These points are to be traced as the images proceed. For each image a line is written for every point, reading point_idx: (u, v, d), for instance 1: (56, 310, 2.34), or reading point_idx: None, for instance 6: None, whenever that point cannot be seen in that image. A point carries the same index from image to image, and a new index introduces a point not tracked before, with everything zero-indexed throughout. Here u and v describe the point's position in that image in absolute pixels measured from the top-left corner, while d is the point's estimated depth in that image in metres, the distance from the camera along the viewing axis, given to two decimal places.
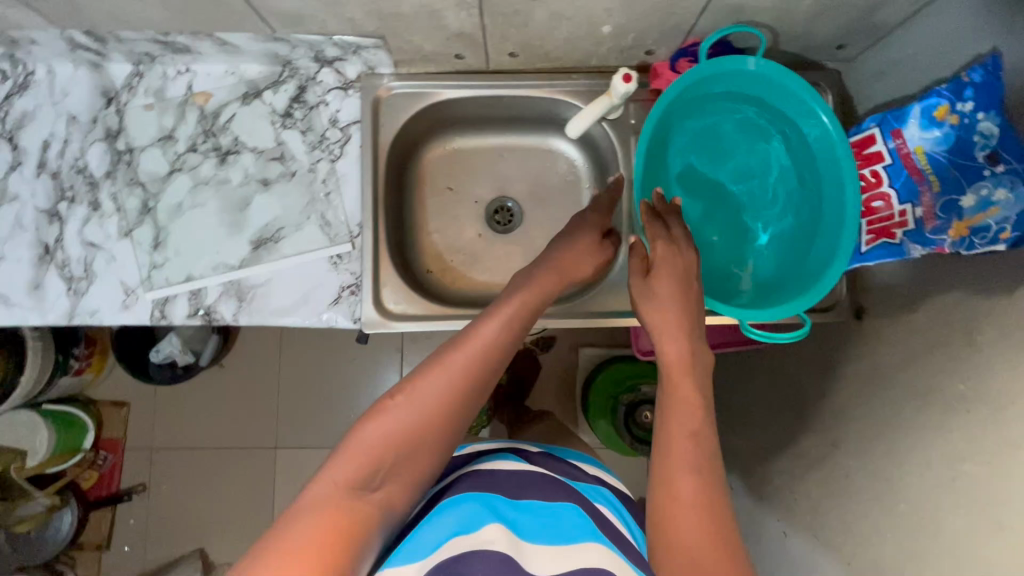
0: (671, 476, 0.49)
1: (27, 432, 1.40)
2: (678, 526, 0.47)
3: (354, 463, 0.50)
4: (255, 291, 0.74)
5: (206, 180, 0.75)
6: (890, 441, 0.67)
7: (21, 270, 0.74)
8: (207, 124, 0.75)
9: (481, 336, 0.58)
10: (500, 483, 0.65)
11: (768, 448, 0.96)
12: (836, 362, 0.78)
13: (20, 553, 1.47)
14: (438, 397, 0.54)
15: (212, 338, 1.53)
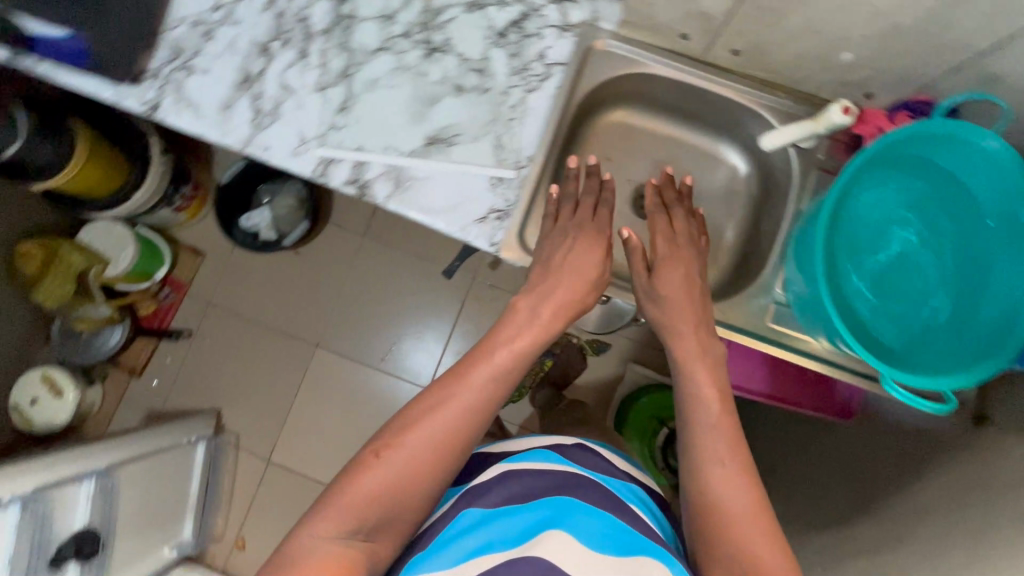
0: (705, 466, 0.65)
1: (117, 243, 1.48)
2: (730, 506, 0.63)
3: (365, 489, 0.62)
4: (413, 183, 0.77)
5: (407, 67, 0.78)
6: (979, 539, 0.68)
7: (217, 86, 0.78)
8: (427, 18, 0.78)
9: (456, 399, 0.67)
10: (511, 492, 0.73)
11: (822, 518, 0.97)
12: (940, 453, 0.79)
13: (68, 350, 1.55)
14: (417, 450, 0.64)
15: (303, 223, 1.60)
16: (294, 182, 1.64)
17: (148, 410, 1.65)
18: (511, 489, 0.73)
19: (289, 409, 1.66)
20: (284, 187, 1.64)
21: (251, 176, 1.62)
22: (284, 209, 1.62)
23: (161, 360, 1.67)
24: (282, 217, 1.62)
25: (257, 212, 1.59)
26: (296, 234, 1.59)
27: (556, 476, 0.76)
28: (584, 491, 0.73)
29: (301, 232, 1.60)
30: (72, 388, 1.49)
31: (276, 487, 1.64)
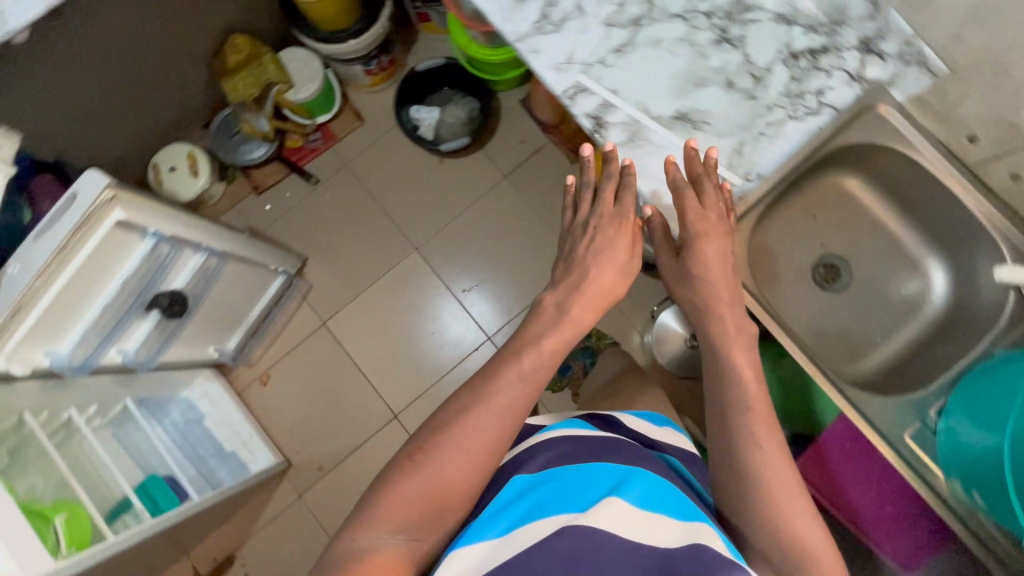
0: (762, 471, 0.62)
1: (307, 75, 1.59)
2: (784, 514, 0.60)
3: (409, 499, 0.58)
4: (643, 145, 0.78)
5: (694, 43, 0.79)
6: None
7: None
8: (735, 8, 0.79)
9: (501, 399, 0.63)
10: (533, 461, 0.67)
11: None
12: None
13: (218, 143, 1.67)
14: (474, 446, 0.61)
15: (463, 136, 1.63)
16: (475, 100, 1.70)
17: (249, 227, 1.74)
18: (554, 453, 0.68)
19: (364, 287, 1.72)
20: (464, 100, 1.71)
21: (439, 76, 1.71)
22: (451, 118, 1.70)
23: (281, 191, 1.75)
24: (449, 124, 1.70)
25: (428, 109, 1.68)
26: (453, 143, 1.62)
27: (593, 442, 0.71)
28: (625, 455, 0.69)
29: (458, 143, 1.63)
30: (206, 175, 1.62)
31: (319, 349, 1.70)
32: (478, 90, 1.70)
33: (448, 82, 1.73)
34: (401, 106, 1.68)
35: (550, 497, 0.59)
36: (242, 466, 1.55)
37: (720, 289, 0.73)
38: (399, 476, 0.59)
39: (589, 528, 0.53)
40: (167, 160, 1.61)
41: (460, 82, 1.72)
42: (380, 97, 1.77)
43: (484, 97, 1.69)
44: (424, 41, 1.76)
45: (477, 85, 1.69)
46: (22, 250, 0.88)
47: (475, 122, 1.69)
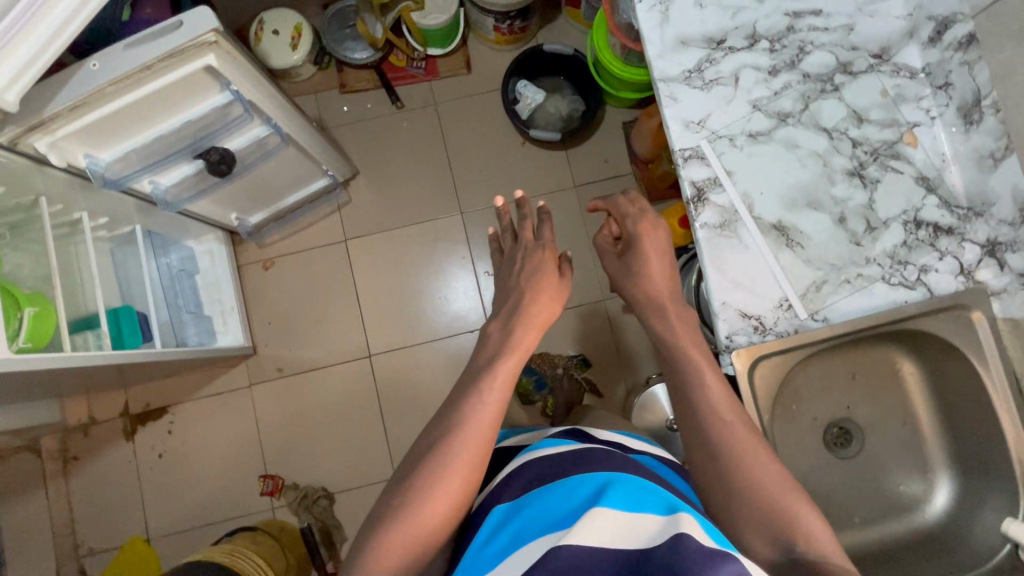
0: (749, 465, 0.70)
1: (440, 5, 1.55)
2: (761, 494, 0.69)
3: (404, 537, 0.70)
4: (730, 237, 0.75)
5: (828, 163, 0.75)
6: None
7: (694, 24, 0.78)
8: (883, 149, 0.75)
9: (478, 428, 0.78)
10: (511, 488, 0.74)
11: None
12: None
13: (328, 28, 1.64)
14: (455, 476, 0.74)
15: (556, 132, 1.59)
16: (582, 103, 1.65)
17: (320, 119, 1.72)
18: (526, 477, 0.75)
19: (398, 224, 1.70)
20: (572, 98, 1.67)
21: (560, 64, 1.66)
22: (552, 108, 1.66)
23: (364, 100, 1.73)
24: (547, 114, 1.66)
25: (534, 90, 1.64)
26: (543, 134, 1.59)
27: (560, 457, 0.76)
28: (590, 462, 0.74)
29: (547, 136, 1.59)
30: (303, 53, 1.61)
31: (330, 261, 1.68)
32: (590, 95, 1.65)
33: (565, 74, 1.69)
34: (512, 77, 1.64)
35: (527, 526, 0.65)
36: (212, 334, 1.55)
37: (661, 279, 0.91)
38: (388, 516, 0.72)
39: (559, 548, 0.57)
40: (274, 22, 1.60)
41: (577, 80, 1.68)
42: (496, 57, 1.73)
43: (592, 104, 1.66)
44: (561, 26, 1.72)
45: (591, 90, 1.64)
46: (107, 52, 0.86)
47: (572, 123, 1.66)
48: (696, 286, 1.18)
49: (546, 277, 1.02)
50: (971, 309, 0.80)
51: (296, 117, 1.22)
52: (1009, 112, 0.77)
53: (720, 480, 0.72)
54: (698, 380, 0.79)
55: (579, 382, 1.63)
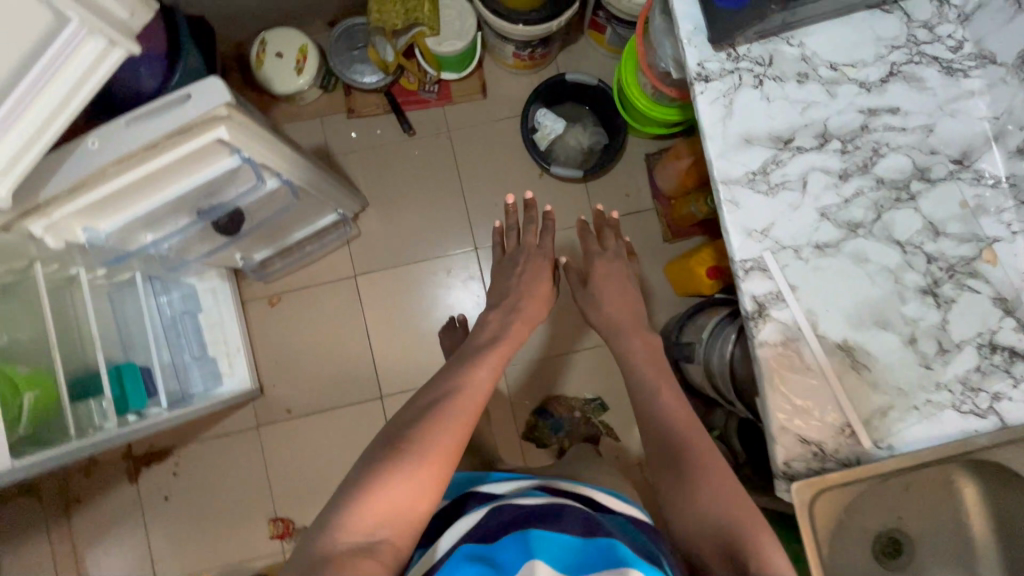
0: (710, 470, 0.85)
1: (456, 31, 1.45)
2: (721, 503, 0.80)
3: (399, 477, 0.69)
4: (793, 357, 0.70)
5: (900, 280, 0.70)
6: None
7: (760, 120, 0.71)
8: (965, 266, 0.69)
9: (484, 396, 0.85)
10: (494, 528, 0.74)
11: None
12: None
13: (335, 48, 1.54)
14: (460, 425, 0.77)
15: (577, 170, 1.52)
16: (604, 137, 1.58)
17: (327, 146, 1.63)
18: (503, 522, 0.75)
19: (410, 258, 1.63)
20: (594, 130, 1.59)
21: (582, 93, 1.57)
22: (572, 140, 1.58)
23: (373, 125, 1.63)
24: (566, 146, 1.59)
25: (555, 121, 1.55)
26: (563, 171, 1.52)
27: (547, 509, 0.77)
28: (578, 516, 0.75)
29: (568, 174, 1.52)
30: (309, 77, 1.51)
31: (339, 298, 1.62)
32: (612, 126, 1.57)
33: (587, 103, 1.60)
34: (532, 105, 1.55)
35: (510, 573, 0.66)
36: (217, 377, 1.49)
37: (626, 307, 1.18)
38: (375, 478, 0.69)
39: None
40: (277, 43, 1.49)
41: (599, 109, 1.59)
42: (512, 81, 1.64)
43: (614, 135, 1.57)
44: (582, 49, 1.63)
45: (613, 121, 1.56)
46: (106, 128, 0.78)
47: (593, 157, 1.60)
48: (732, 355, 1.12)
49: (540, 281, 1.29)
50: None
51: (305, 166, 1.13)
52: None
53: (684, 492, 0.83)
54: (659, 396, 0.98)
55: (594, 425, 1.59)
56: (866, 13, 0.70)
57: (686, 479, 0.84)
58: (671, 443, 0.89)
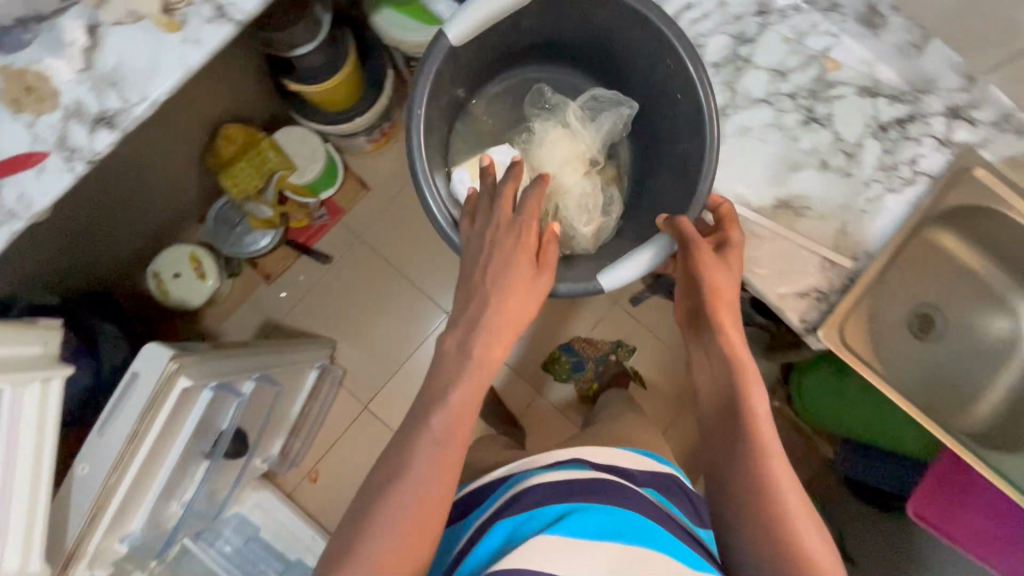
0: (765, 461, 0.72)
1: (308, 156, 1.49)
2: (785, 491, 0.71)
3: (418, 506, 0.67)
4: (756, 234, 0.89)
5: (786, 126, 0.94)
6: None
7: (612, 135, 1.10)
8: (819, 87, 0.94)
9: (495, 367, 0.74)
10: (545, 491, 0.80)
11: None
12: None
13: (219, 236, 1.57)
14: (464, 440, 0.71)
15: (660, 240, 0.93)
16: (630, 106, 1.13)
17: (267, 318, 1.64)
18: (539, 493, 0.80)
19: (402, 361, 1.65)
20: (590, 107, 1.16)
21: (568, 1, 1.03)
22: (570, 150, 1.10)
23: (294, 274, 1.66)
24: (564, 159, 1.10)
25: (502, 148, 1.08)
26: (632, 266, 0.94)
27: (532, 493, 0.80)
28: (610, 494, 0.80)
29: (643, 261, 0.94)
30: (214, 275, 1.52)
31: (363, 432, 1.62)
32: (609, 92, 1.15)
33: (588, 51, 1.15)
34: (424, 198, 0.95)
35: (581, 527, 0.71)
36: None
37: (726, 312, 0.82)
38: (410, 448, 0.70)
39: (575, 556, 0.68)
40: (168, 266, 1.50)
41: (616, 45, 1.08)
42: (381, 161, 1.69)
43: (678, 94, 1.00)
44: None
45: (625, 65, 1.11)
46: (87, 450, 0.80)
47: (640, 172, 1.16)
48: None
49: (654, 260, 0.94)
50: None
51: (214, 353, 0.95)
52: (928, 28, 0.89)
53: (743, 489, 0.72)
54: (755, 435, 0.74)
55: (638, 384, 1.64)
56: None
57: (737, 491, 0.73)
58: (741, 474, 0.73)
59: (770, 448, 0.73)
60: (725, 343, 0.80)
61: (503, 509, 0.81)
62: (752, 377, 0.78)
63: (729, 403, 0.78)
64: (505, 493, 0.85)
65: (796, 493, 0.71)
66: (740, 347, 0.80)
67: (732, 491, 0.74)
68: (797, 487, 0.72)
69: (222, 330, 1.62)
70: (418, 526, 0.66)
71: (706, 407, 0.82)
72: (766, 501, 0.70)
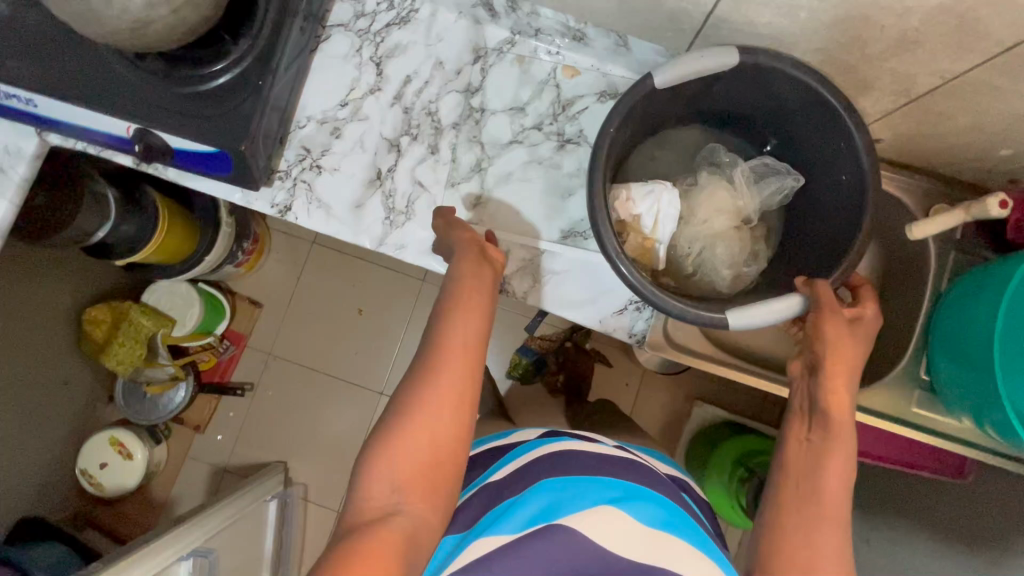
0: (824, 481, 0.56)
1: (182, 304, 1.47)
2: (826, 507, 0.55)
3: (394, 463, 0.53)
4: (551, 277, 0.76)
5: (536, 158, 0.77)
6: (1003, 541, 0.85)
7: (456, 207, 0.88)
8: (558, 109, 0.77)
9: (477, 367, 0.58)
10: (567, 464, 0.62)
11: (883, 514, 1.09)
12: (1005, 489, 0.88)
13: (132, 410, 1.54)
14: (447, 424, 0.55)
15: (795, 301, 0.65)
16: (794, 175, 0.74)
17: (213, 466, 1.63)
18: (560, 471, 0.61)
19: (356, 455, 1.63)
20: (759, 170, 0.76)
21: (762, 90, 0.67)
22: (725, 205, 0.75)
23: (222, 414, 1.65)
24: (710, 210, 0.75)
25: (664, 192, 0.71)
26: (772, 310, 0.64)
27: (566, 457, 0.63)
28: (641, 476, 0.63)
29: (787, 309, 0.64)
30: (141, 448, 1.50)
31: None
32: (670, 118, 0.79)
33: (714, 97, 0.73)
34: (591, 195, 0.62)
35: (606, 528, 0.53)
36: None
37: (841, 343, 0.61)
38: (435, 366, 0.56)
39: (554, 542, 0.52)
40: (91, 460, 1.46)
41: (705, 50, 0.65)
42: (264, 274, 1.68)
43: (839, 143, 0.65)
44: None
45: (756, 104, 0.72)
46: None
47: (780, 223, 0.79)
48: None
49: (764, 315, 0.64)
50: (866, 112, 0.67)
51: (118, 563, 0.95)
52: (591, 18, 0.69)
53: (793, 498, 0.56)
54: (819, 453, 0.57)
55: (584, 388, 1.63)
56: (318, 53, 0.78)
57: (790, 506, 0.56)
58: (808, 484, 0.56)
59: (829, 505, 0.55)
60: (819, 396, 0.59)
61: (525, 472, 0.63)
62: (839, 430, 0.58)
63: (811, 462, 0.57)
64: (532, 451, 0.67)
65: (838, 566, 0.52)
66: (838, 405, 0.59)
67: (761, 550, 0.55)
68: (845, 553, 0.53)
69: (176, 494, 1.62)
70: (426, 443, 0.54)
71: (777, 446, 0.62)
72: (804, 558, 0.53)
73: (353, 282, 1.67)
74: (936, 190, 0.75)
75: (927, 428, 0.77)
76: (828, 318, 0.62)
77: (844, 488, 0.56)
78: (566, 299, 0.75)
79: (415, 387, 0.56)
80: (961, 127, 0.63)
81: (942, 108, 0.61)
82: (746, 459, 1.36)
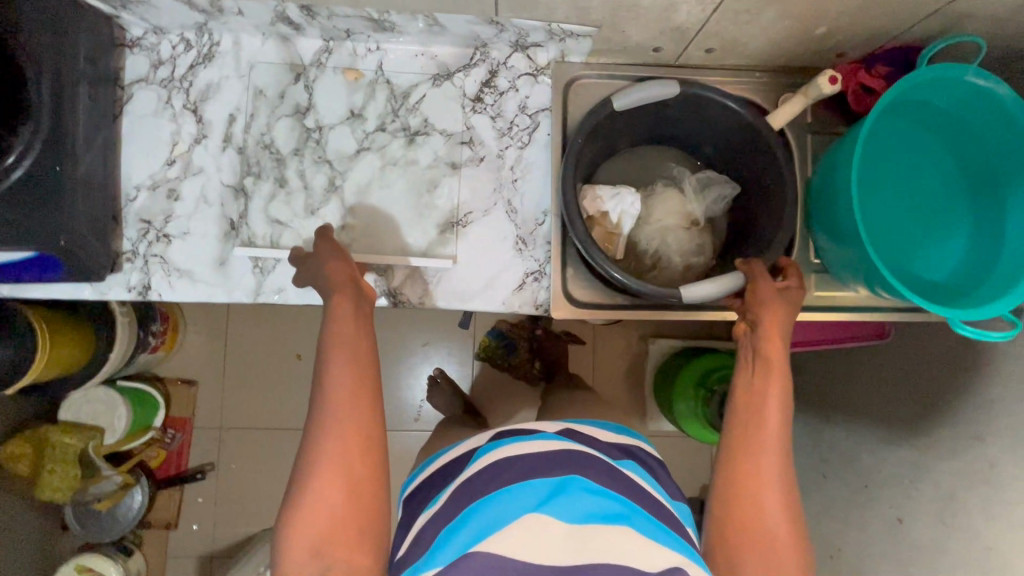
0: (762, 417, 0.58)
1: (105, 409, 1.37)
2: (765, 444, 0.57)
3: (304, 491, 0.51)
4: (441, 274, 0.74)
5: (389, 160, 0.74)
6: (932, 382, 0.91)
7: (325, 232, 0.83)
8: (396, 104, 0.74)
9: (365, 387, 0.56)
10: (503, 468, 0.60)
11: (835, 389, 1.15)
12: (925, 336, 0.94)
13: (92, 531, 1.45)
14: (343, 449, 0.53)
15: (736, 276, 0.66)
16: (732, 183, 0.76)
17: (198, 557, 1.56)
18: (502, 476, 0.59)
19: None
20: (702, 181, 0.78)
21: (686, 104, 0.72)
22: (673, 215, 0.75)
23: (190, 503, 1.57)
24: (659, 216, 0.75)
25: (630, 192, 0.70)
26: (716, 287, 0.65)
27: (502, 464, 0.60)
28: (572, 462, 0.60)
29: (728, 285, 0.66)
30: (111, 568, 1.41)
31: None
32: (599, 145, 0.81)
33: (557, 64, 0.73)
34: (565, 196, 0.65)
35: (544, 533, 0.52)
36: None
37: (777, 307, 0.63)
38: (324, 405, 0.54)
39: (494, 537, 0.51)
40: None
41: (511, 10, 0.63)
42: (188, 350, 1.59)
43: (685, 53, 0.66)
44: None
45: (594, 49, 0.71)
46: None
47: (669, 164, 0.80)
48: None
49: (708, 292, 0.65)
50: (686, 27, 0.67)
51: None
52: (391, 6, 0.65)
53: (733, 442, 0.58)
54: (763, 398, 0.59)
55: None
56: (124, 117, 0.72)
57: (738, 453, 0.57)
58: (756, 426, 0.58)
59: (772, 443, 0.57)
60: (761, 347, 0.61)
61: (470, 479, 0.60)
62: (780, 373, 0.60)
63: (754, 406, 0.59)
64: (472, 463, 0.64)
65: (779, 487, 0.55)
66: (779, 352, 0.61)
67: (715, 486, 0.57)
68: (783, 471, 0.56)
69: None
70: (326, 479, 0.52)
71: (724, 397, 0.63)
72: (746, 504, 0.55)
73: (284, 329, 1.60)
74: (778, 83, 0.77)
75: (834, 304, 0.80)
76: (764, 288, 0.64)
77: (784, 428, 0.58)
78: (464, 287, 0.74)
79: (312, 428, 0.53)
80: (772, 18, 0.64)
81: (745, 5, 0.62)
82: (707, 380, 1.38)
